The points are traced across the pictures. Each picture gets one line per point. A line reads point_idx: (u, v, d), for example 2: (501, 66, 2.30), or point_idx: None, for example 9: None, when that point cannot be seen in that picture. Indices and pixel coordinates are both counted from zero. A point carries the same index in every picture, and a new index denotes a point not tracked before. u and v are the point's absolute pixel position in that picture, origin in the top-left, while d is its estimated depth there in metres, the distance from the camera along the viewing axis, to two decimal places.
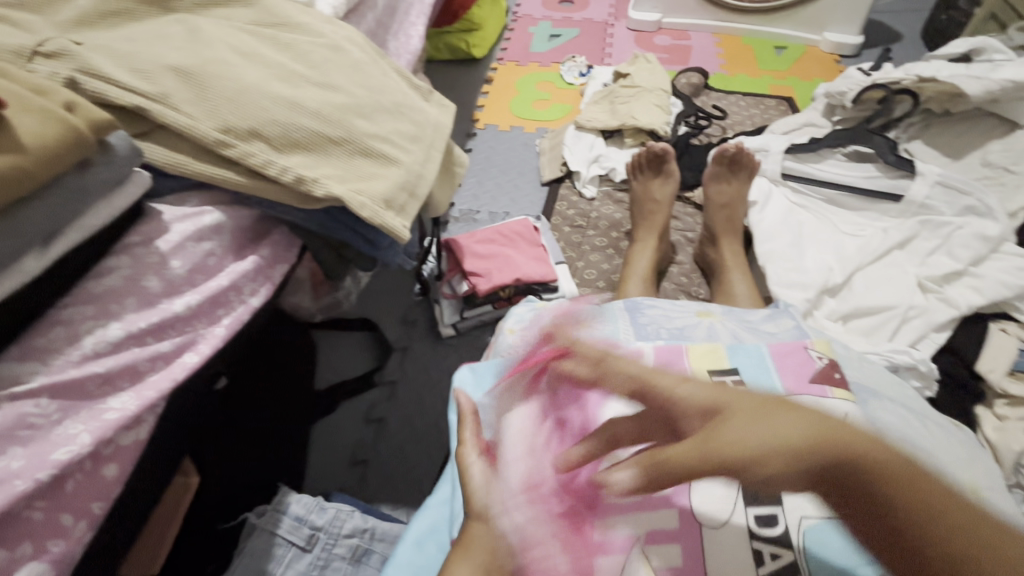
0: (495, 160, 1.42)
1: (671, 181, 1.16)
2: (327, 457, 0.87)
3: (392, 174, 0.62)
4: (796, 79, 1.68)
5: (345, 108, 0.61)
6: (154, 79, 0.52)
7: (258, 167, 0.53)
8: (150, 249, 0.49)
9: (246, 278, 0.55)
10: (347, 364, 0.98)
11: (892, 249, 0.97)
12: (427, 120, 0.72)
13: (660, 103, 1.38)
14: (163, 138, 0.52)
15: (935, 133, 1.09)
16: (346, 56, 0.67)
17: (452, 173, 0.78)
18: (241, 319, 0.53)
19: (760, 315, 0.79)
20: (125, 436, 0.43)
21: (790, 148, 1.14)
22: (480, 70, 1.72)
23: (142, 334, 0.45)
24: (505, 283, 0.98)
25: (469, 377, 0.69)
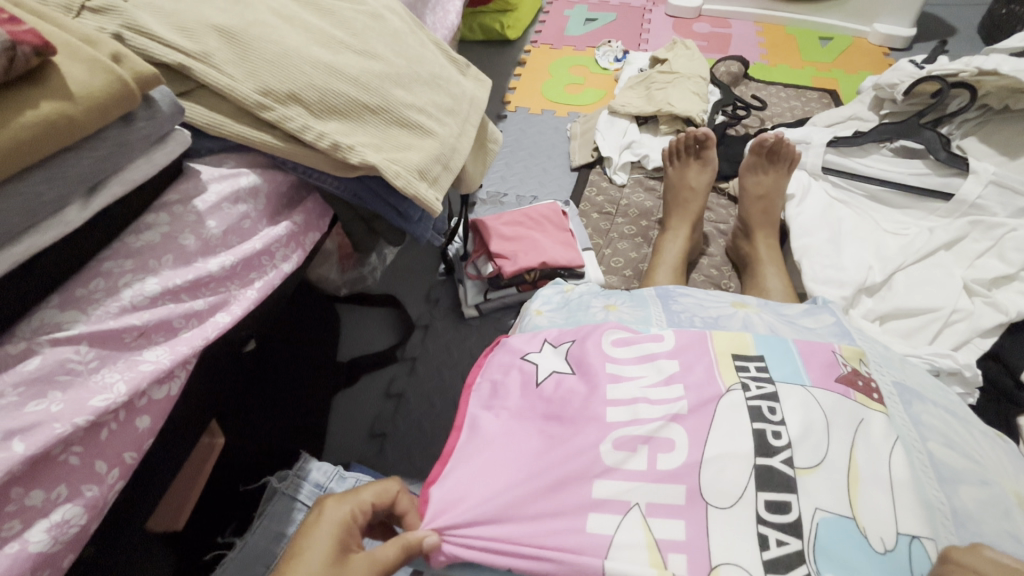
0: (524, 143, 1.40)
1: (708, 170, 1.12)
2: (347, 428, 0.88)
3: (427, 145, 0.61)
4: (841, 72, 1.61)
5: (384, 77, 0.60)
6: (196, 36, 0.51)
7: (296, 131, 0.53)
8: (188, 207, 0.49)
9: (279, 243, 0.56)
10: (368, 339, 0.99)
11: (938, 248, 0.92)
12: (463, 94, 0.71)
13: (697, 90, 1.34)
14: (204, 98, 0.52)
15: (992, 131, 1.03)
16: (386, 24, 0.66)
17: (485, 150, 0.77)
18: (271, 283, 0.54)
19: (796, 309, 0.76)
20: (159, 390, 0.44)
21: (831, 141, 1.10)
22: (512, 53, 1.69)
23: (178, 290, 0.45)
24: (531, 266, 0.97)
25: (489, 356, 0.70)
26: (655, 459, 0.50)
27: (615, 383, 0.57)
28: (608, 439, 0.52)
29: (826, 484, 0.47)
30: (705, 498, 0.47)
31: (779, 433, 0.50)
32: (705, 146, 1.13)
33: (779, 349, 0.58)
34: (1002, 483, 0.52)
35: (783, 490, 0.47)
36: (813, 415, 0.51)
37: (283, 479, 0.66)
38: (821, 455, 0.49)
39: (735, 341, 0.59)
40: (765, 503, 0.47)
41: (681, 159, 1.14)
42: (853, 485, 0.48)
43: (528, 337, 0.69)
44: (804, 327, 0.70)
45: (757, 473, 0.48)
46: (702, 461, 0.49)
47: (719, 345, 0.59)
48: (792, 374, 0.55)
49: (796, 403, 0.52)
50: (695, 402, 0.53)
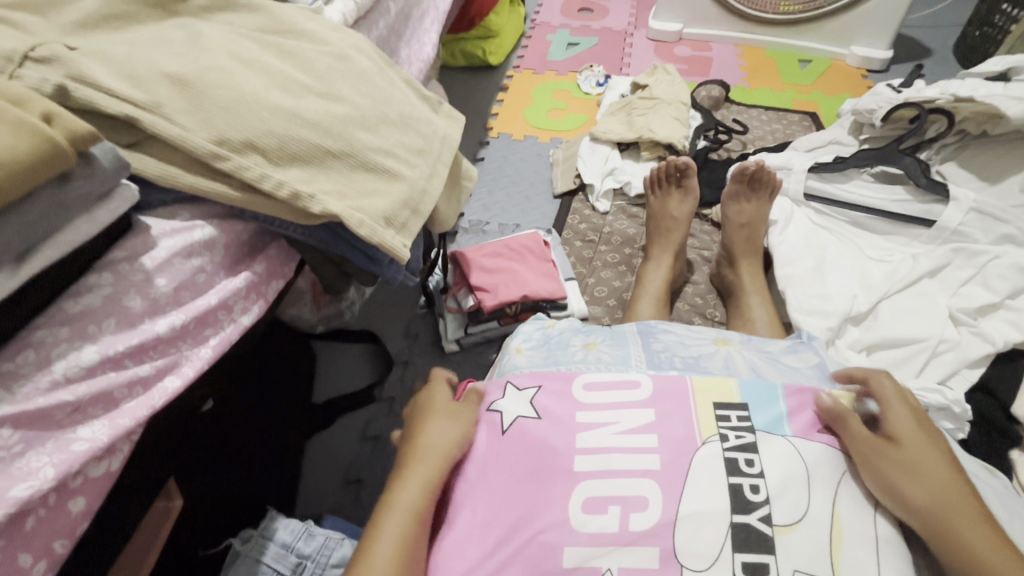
0: (507, 170, 1.39)
1: (689, 199, 1.12)
2: (322, 475, 0.84)
3: (394, 190, 0.59)
4: (820, 94, 1.63)
5: (348, 120, 0.58)
6: (147, 87, 0.50)
7: (252, 181, 0.51)
8: (135, 266, 0.46)
9: (237, 295, 0.53)
10: (344, 379, 0.95)
11: (922, 276, 0.91)
12: (434, 132, 0.69)
13: (678, 116, 1.34)
14: (155, 148, 0.50)
15: (970, 156, 1.03)
16: (352, 65, 0.64)
17: (460, 187, 0.76)
18: (227, 339, 0.51)
19: (780, 346, 0.74)
20: (97, 467, 0.41)
21: (813, 167, 1.09)
22: (495, 78, 1.69)
23: (120, 357, 0.43)
24: (512, 299, 0.95)
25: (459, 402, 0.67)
26: (627, 520, 0.48)
27: (587, 432, 0.53)
28: (579, 498, 0.49)
29: (807, 543, 0.45)
30: (680, 560, 0.45)
31: (757, 487, 0.48)
32: (686, 174, 1.13)
33: (765, 394, 0.56)
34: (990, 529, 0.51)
35: (760, 551, 0.45)
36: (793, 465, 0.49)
37: (246, 541, 0.63)
38: (801, 512, 0.46)
39: (717, 385, 0.57)
40: (742, 565, 0.44)
41: (662, 187, 1.13)
42: (837, 544, 0.45)
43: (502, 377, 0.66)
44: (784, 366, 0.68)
45: (733, 532, 0.46)
46: (677, 518, 0.47)
47: (702, 390, 0.56)
48: (776, 421, 0.53)
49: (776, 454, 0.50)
50: (669, 455, 0.51)
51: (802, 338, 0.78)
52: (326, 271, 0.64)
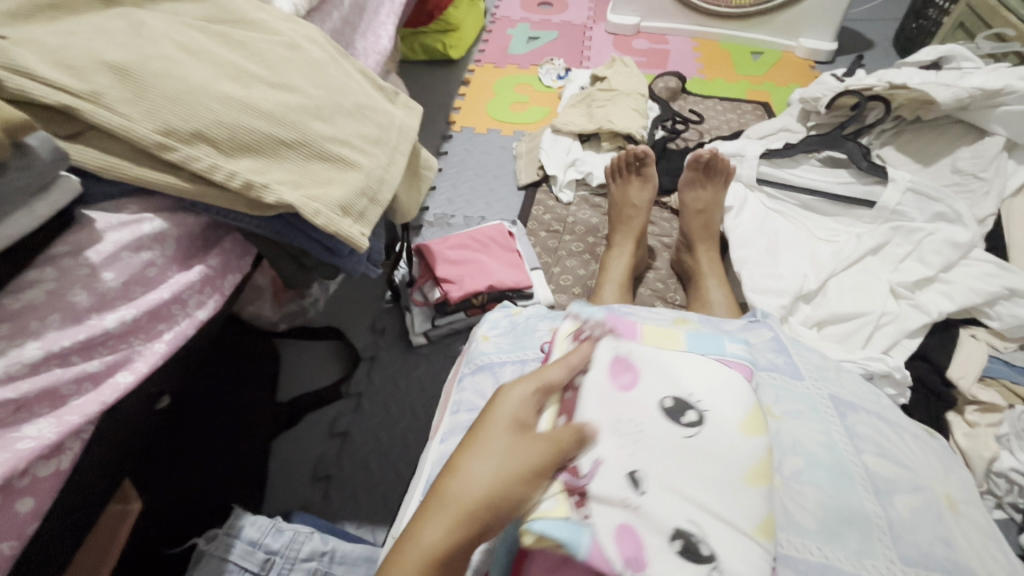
0: (470, 164, 1.40)
1: (649, 187, 1.14)
2: (288, 472, 0.85)
3: (350, 179, 0.59)
4: (772, 85, 1.69)
5: (301, 110, 0.58)
6: (86, 76, 0.48)
7: (202, 171, 0.50)
8: (80, 260, 0.45)
9: (191, 289, 0.52)
10: (313, 376, 0.95)
11: (865, 254, 0.97)
12: (391, 122, 0.69)
13: (637, 107, 1.37)
14: (97, 140, 0.48)
15: (907, 139, 1.08)
16: (304, 54, 0.64)
17: (420, 177, 0.76)
18: (182, 335, 0.51)
19: (737, 323, 0.77)
20: (45, 466, 0.40)
21: (765, 153, 1.13)
22: (456, 72, 1.69)
23: (66, 353, 0.42)
24: (479, 289, 0.96)
25: (458, 399, 0.70)
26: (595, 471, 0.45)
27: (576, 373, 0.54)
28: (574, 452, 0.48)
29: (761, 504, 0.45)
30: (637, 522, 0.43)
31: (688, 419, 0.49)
32: (646, 163, 1.15)
33: (706, 338, 0.61)
34: (932, 488, 0.56)
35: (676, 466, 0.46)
36: (744, 425, 0.49)
37: (212, 540, 0.62)
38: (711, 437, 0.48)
39: (663, 333, 0.62)
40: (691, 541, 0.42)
41: (622, 176, 1.16)
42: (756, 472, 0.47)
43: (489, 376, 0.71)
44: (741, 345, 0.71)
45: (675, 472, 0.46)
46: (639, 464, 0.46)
47: (651, 333, 0.62)
48: (713, 346, 0.60)
49: (720, 415, 0.49)
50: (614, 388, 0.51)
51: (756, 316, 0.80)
52: (285, 264, 0.64)
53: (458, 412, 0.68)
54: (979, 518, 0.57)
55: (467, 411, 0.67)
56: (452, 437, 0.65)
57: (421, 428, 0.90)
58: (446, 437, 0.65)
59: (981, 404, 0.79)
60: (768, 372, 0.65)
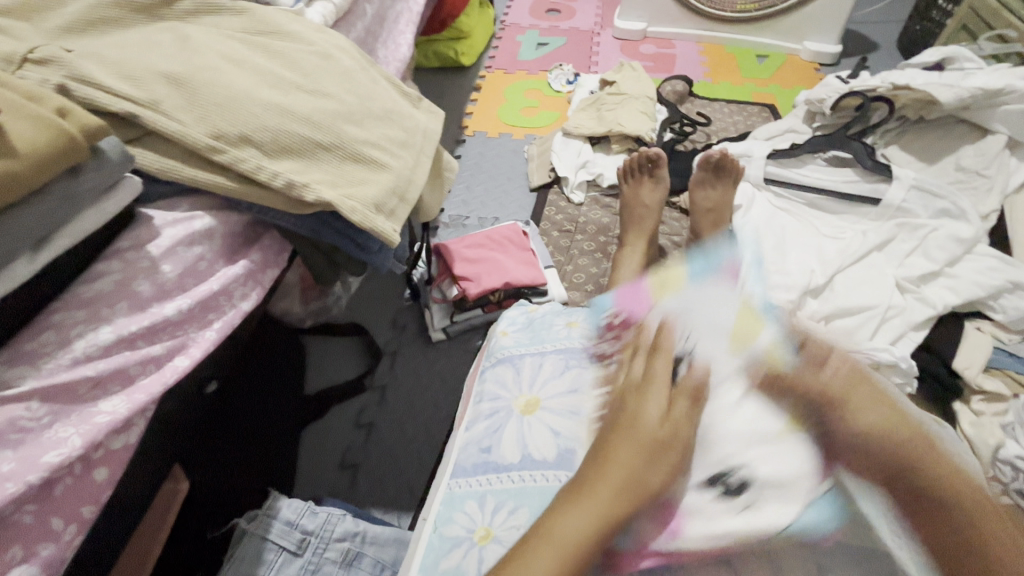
0: (483, 167, 1.44)
1: (660, 187, 1.17)
2: (316, 459, 0.88)
3: (382, 179, 0.63)
4: (777, 87, 1.72)
5: (335, 115, 0.62)
6: (144, 85, 0.52)
7: (249, 172, 0.54)
8: (142, 253, 0.49)
9: (237, 282, 0.56)
10: (336, 370, 0.99)
11: (872, 250, 0.99)
12: (416, 126, 0.73)
13: (645, 110, 1.40)
14: (153, 144, 0.52)
15: (911, 139, 1.11)
16: (336, 63, 0.68)
17: (442, 178, 0.79)
18: (230, 324, 0.54)
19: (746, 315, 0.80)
20: (116, 440, 0.44)
21: (772, 154, 1.16)
22: (468, 78, 1.73)
23: (133, 337, 0.45)
24: (495, 286, 1.00)
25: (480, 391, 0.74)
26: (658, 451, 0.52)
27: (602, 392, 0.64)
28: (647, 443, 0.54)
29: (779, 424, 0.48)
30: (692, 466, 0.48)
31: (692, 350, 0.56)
32: (658, 165, 1.18)
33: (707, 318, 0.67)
34: None
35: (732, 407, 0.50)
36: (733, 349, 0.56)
37: (252, 520, 0.66)
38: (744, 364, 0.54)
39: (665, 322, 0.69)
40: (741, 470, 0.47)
41: (635, 176, 1.19)
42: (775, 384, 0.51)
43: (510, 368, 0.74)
44: None
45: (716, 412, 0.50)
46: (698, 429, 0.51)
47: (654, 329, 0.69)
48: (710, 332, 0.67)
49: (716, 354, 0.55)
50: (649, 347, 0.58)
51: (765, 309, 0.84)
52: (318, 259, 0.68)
53: (481, 402, 0.71)
54: (985, 497, 0.58)
55: (489, 400, 0.71)
56: (477, 425, 0.69)
57: (442, 419, 0.93)
58: (471, 425, 0.69)
59: (986, 393, 0.82)
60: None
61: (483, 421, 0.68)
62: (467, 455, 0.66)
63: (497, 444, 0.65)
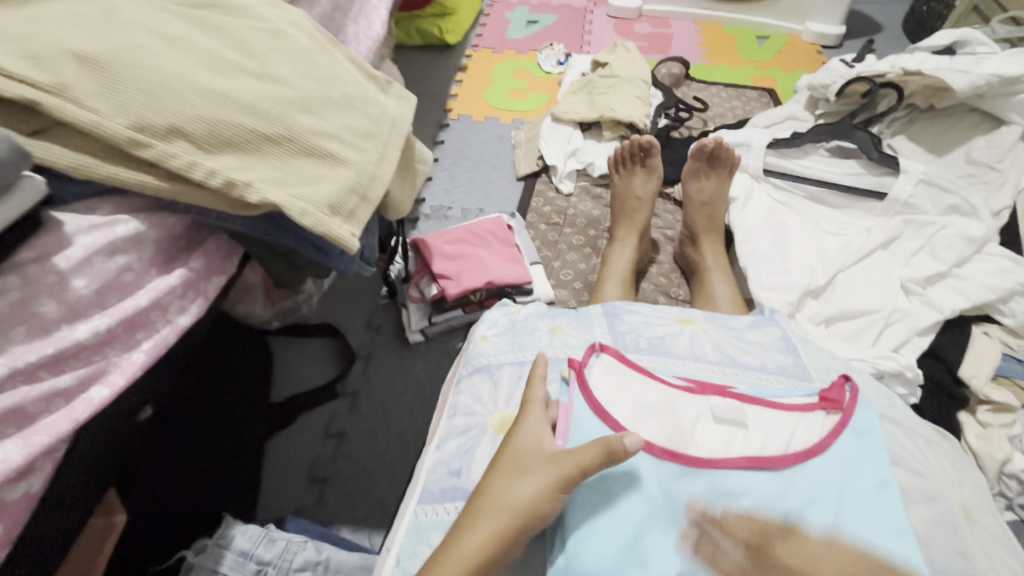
0: (467, 153, 1.36)
1: (653, 178, 1.10)
2: (282, 475, 0.83)
3: (341, 175, 0.55)
4: (777, 70, 1.64)
5: (286, 102, 0.54)
6: (50, 66, 0.44)
7: (180, 170, 0.47)
8: (48, 266, 0.42)
9: (172, 295, 0.49)
10: (307, 375, 0.94)
11: (876, 248, 0.94)
12: (383, 114, 0.65)
13: (639, 94, 1.32)
14: (65, 136, 0.45)
15: (919, 129, 1.05)
16: (289, 41, 0.60)
17: (414, 172, 0.72)
18: (163, 343, 0.48)
19: (743, 321, 0.74)
20: (13, 490, 0.37)
21: (772, 142, 1.09)
22: (452, 57, 1.64)
23: (34, 369, 0.39)
24: (477, 286, 0.94)
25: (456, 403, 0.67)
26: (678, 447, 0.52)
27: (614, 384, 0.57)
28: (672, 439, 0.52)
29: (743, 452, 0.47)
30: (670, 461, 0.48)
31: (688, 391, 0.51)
32: (650, 154, 1.10)
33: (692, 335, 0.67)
34: (947, 496, 0.54)
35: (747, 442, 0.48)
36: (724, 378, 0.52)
37: (200, 553, 0.60)
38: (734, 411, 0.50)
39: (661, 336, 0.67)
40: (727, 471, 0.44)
41: (626, 167, 1.12)
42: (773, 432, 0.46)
43: (488, 380, 0.68)
44: (746, 345, 0.68)
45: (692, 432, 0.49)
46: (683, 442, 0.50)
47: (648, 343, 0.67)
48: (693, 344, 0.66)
49: None
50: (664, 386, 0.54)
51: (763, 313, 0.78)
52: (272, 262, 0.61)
53: (454, 417, 0.65)
54: (994, 526, 0.55)
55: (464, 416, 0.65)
56: (448, 443, 0.63)
57: (418, 428, 0.88)
58: (442, 442, 0.63)
59: (993, 404, 0.77)
60: (777, 376, 0.64)
61: (455, 439, 0.63)
62: (436, 478, 0.60)
63: (467, 467, 0.59)
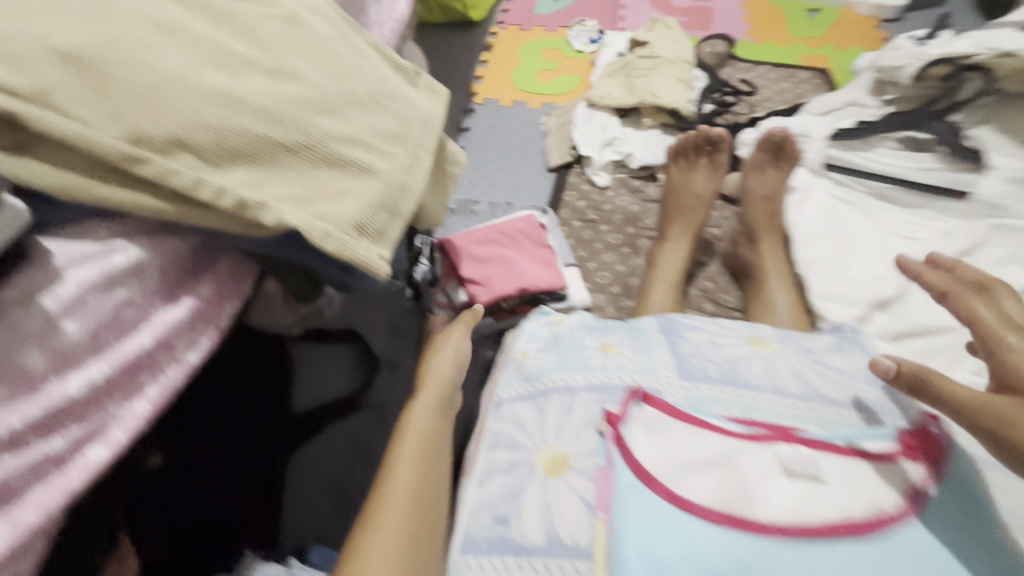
0: (495, 142, 1.27)
1: (716, 175, 1.02)
2: (305, 495, 0.79)
3: (366, 188, 0.48)
4: (831, 47, 1.50)
5: (304, 104, 0.47)
6: (31, 68, 0.38)
7: (184, 189, 0.40)
8: (32, 310, 0.36)
9: (179, 329, 0.43)
10: (329, 385, 0.88)
11: (956, 257, 0.83)
12: (413, 112, 0.58)
13: (682, 77, 1.21)
14: (49, 149, 0.38)
15: (1009, 117, 0.92)
16: (306, 29, 0.52)
17: (446, 176, 0.64)
18: (170, 388, 0.42)
19: (821, 342, 0.67)
20: None
21: (835, 133, 0.99)
22: (477, 35, 1.53)
23: (17, 438, 0.34)
24: (508, 293, 0.88)
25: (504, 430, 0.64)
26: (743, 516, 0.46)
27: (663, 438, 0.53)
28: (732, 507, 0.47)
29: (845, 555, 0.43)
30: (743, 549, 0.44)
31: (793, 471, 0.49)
32: (719, 148, 1.04)
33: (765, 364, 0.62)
34: None
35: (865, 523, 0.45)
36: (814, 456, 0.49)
37: None
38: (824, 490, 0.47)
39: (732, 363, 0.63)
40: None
41: (687, 159, 1.04)
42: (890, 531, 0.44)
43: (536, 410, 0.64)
44: (830, 372, 0.62)
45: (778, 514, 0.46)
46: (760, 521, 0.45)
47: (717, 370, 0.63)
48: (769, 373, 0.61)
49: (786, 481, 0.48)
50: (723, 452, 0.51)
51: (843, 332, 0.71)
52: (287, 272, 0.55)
53: (497, 450, 0.62)
54: None
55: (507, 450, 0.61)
56: (492, 480, 0.59)
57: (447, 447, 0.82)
58: (485, 479, 0.60)
59: None
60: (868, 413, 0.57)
61: (502, 476, 0.59)
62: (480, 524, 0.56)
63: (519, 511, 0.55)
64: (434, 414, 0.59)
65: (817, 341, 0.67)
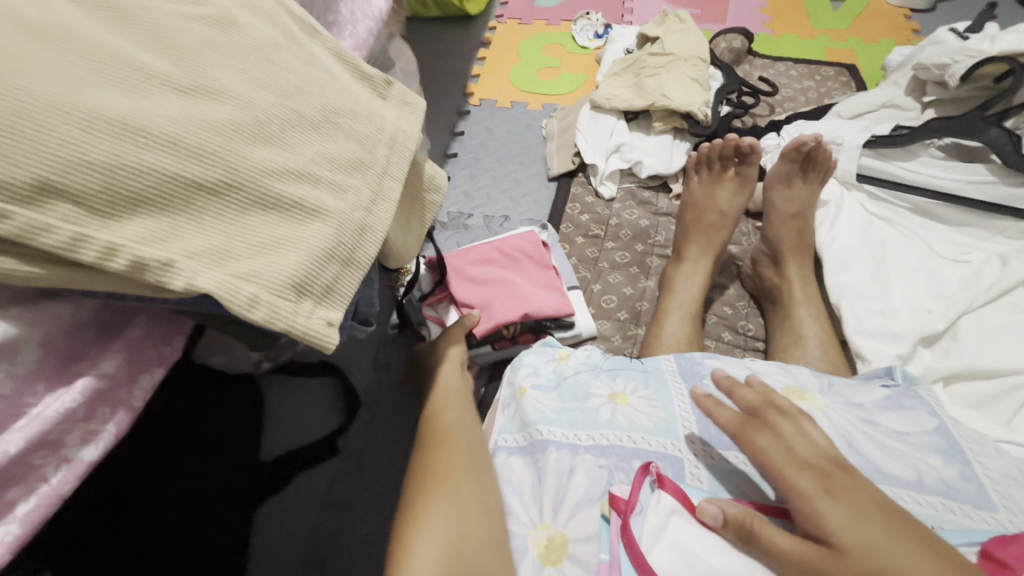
0: (491, 147, 1.17)
1: (744, 190, 0.92)
2: (274, 555, 0.70)
3: (312, 235, 0.39)
4: (857, 41, 1.38)
5: (232, 129, 0.37)
6: None
7: (59, 250, 0.30)
8: None
9: (69, 421, 0.34)
10: (303, 427, 0.78)
11: (1016, 285, 0.73)
12: (378, 132, 0.48)
13: (696, 76, 1.10)
14: None
15: None
16: (242, 32, 0.42)
17: (422, 204, 0.54)
18: (53, 499, 0.33)
19: (873, 394, 0.57)
20: None
21: (870, 140, 0.88)
22: (474, 30, 1.43)
23: None
24: (511, 319, 0.77)
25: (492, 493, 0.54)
26: None
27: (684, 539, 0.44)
28: None
29: None
30: None
31: None
32: (747, 160, 0.92)
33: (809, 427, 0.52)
34: None
35: None
36: None
37: None
38: None
39: None
40: None
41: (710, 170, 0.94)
42: None
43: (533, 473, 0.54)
44: (885, 436, 0.51)
45: None
46: None
47: None
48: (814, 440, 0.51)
49: None
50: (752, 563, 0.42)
51: (894, 377, 0.60)
52: (237, 328, 0.45)
53: None
54: None
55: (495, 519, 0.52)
56: None
57: None
58: None
59: None
60: (936, 495, 0.47)
61: None
62: None
63: None
64: (466, 423, 0.59)
65: (870, 391, 0.57)
